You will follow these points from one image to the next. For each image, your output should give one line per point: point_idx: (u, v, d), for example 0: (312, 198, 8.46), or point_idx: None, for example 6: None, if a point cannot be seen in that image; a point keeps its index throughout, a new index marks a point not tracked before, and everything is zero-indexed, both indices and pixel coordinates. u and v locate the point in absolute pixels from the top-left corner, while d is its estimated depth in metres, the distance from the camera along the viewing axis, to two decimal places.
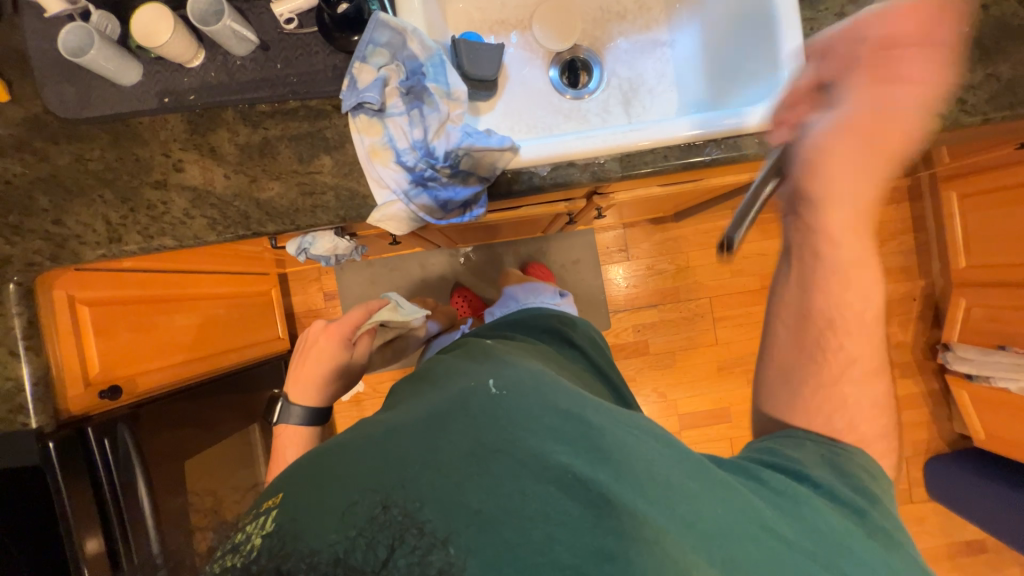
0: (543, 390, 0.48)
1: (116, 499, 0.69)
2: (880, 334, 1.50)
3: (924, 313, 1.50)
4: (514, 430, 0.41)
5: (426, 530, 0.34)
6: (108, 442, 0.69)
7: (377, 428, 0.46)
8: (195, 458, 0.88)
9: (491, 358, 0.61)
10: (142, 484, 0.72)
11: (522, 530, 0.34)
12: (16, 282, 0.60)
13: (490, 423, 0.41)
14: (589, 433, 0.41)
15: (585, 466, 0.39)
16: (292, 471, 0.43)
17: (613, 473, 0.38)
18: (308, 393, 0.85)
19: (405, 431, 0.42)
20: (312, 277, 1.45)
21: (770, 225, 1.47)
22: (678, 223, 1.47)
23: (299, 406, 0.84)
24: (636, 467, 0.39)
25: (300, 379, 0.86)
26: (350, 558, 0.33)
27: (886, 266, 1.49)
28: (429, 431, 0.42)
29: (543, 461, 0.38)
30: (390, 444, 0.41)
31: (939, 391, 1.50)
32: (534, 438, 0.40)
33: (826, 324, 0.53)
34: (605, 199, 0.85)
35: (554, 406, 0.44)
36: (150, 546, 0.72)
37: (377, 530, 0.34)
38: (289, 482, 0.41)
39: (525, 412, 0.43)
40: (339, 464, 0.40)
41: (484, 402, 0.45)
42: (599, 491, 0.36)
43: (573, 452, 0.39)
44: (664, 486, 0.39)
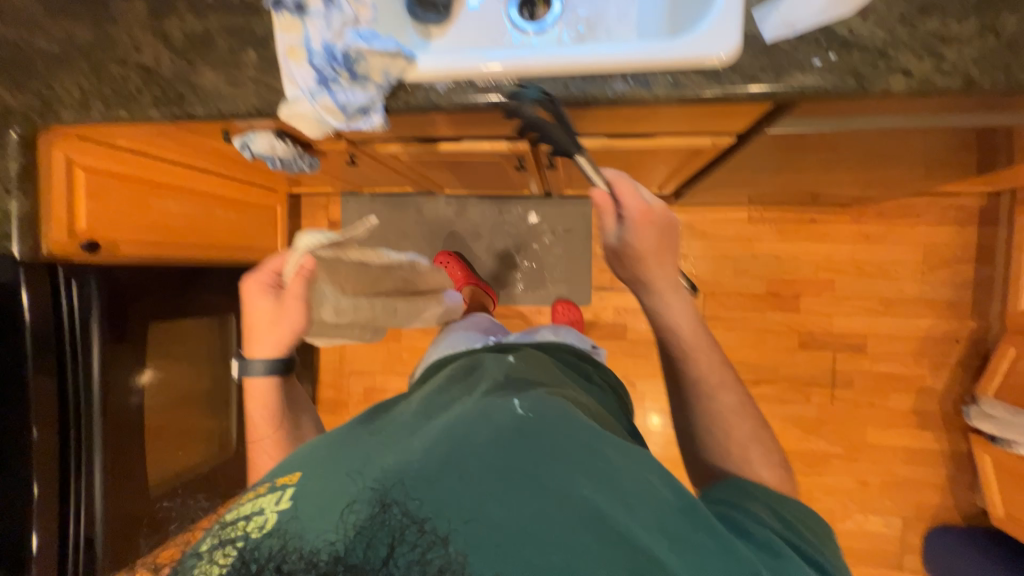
0: (562, 416, 0.51)
1: (75, 329, 0.84)
2: (902, 372, 1.30)
3: (966, 359, 1.27)
4: (525, 452, 0.45)
5: (425, 529, 0.38)
6: (74, 284, 0.84)
7: (379, 437, 0.53)
8: (158, 325, 1.02)
9: (491, 383, 0.64)
10: (95, 326, 0.87)
11: (519, 547, 0.38)
12: (17, 131, 0.73)
13: (501, 442, 0.46)
14: (606, 466, 0.45)
15: (590, 495, 0.42)
16: (292, 461, 0.49)
17: (606, 503, 0.42)
18: (265, 344, 0.69)
19: (420, 442, 0.48)
20: (322, 204, 1.57)
21: (790, 227, 1.33)
22: (684, 209, 1.37)
23: (260, 357, 0.69)
24: (625, 504, 0.42)
25: (251, 333, 0.69)
26: (349, 556, 0.37)
27: (928, 296, 1.28)
28: (452, 447, 0.46)
29: (545, 481, 0.42)
30: (394, 453, 0.47)
31: (965, 454, 1.27)
32: (559, 467, 0.43)
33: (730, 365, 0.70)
34: (548, 144, 0.82)
35: (575, 435, 0.48)
36: (89, 377, 0.86)
37: (376, 526, 0.39)
38: (304, 467, 0.47)
39: (548, 439, 0.46)
40: (338, 467, 0.46)
41: (503, 420, 0.50)
42: (608, 524, 0.40)
43: (580, 483, 0.43)
44: (649, 524, 0.42)
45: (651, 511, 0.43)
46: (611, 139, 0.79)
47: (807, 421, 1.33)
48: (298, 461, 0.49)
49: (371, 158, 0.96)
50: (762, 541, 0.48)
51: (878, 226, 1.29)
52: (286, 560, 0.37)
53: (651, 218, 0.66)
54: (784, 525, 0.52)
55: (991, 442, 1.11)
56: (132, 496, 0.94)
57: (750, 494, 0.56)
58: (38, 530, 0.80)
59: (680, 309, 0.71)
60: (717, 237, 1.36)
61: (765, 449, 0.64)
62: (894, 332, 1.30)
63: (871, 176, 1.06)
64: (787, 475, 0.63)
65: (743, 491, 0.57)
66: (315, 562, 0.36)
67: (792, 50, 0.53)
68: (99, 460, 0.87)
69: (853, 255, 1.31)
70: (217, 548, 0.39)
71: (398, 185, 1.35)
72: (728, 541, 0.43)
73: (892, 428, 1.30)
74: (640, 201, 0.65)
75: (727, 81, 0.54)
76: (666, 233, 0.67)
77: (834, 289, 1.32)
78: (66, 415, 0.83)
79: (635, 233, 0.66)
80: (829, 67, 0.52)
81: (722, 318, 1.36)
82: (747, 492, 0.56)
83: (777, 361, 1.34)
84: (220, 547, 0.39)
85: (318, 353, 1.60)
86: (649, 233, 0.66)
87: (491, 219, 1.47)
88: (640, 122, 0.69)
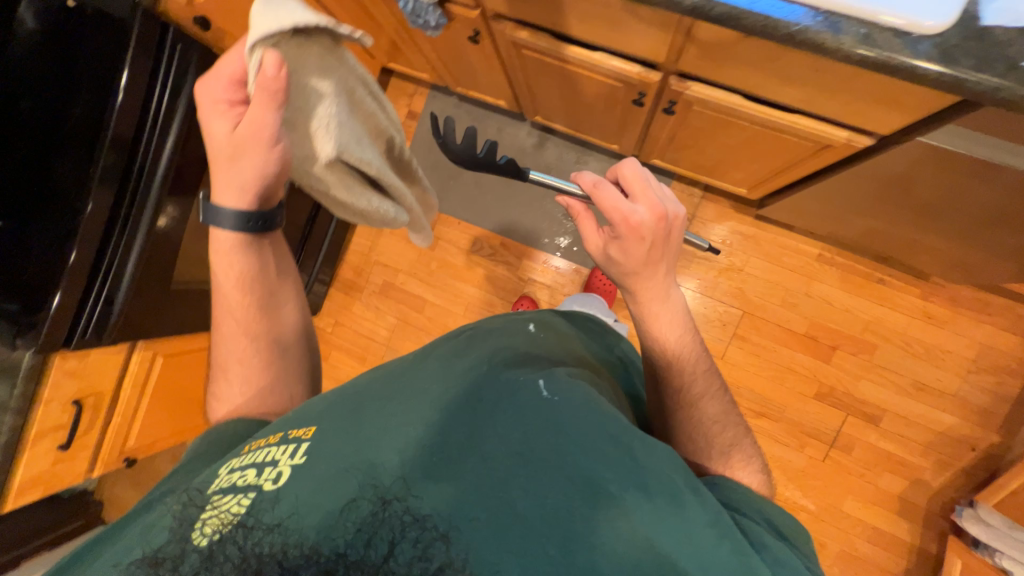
0: (586, 394, 0.48)
1: (163, 97, 0.81)
2: (904, 457, 1.27)
3: (974, 469, 1.24)
4: (539, 458, 0.43)
5: (426, 526, 0.39)
6: (179, 50, 0.80)
7: (382, 397, 0.50)
8: None
9: (510, 340, 0.59)
10: (183, 102, 0.83)
11: (540, 552, 0.38)
12: None
13: (516, 441, 0.44)
14: (620, 457, 0.43)
15: (605, 497, 0.41)
16: (305, 411, 0.51)
17: (630, 513, 0.40)
18: (227, 189, 0.58)
19: (426, 419, 0.46)
20: (409, 92, 1.56)
21: (855, 279, 1.29)
22: (758, 223, 1.33)
23: (226, 206, 0.59)
24: (648, 514, 0.41)
25: (214, 172, 0.58)
26: (349, 552, 0.38)
27: (963, 396, 1.24)
28: (457, 439, 0.44)
29: (563, 488, 0.41)
30: (400, 425, 0.46)
31: (933, 557, 1.25)
32: (572, 464, 0.42)
33: (705, 367, 0.64)
34: (681, 83, 0.80)
35: (597, 420, 0.45)
36: (162, 151, 0.83)
37: (377, 521, 0.39)
38: (318, 421, 0.48)
39: (566, 427, 0.44)
40: (344, 436, 0.46)
41: (527, 406, 0.46)
42: (621, 515, 0.40)
43: (605, 478, 0.42)
44: (675, 536, 0.40)
45: (677, 523, 0.41)
46: (743, 99, 0.78)
47: (793, 469, 1.31)
48: (315, 412, 0.50)
49: (494, 43, 0.95)
50: (781, 559, 0.43)
51: (943, 310, 1.25)
52: (287, 555, 0.38)
53: (641, 234, 0.57)
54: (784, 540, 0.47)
55: (970, 548, 1.13)
56: (154, 287, 0.94)
57: (755, 507, 0.50)
58: (62, 292, 0.81)
59: (667, 307, 0.63)
60: (779, 263, 1.32)
61: (745, 453, 0.59)
62: (914, 417, 1.27)
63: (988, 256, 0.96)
64: (767, 479, 0.59)
65: (750, 502, 0.50)
66: (316, 553, 0.38)
67: (1005, 43, 0.54)
68: (142, 234, 0.86)
69: (906, 329, 1.27)
70: (236, 501, 0.42)
71: (493, 96, 1.32)
72: (750, 562, 0.40)
73: (871, 506, 1.29)
74: (628, 214, 0.57)
75: (920, 52, 0.54)
76: (660, 247, 0.59)
77: (873, 354, 1.28)
78: (128, 173, 0.82)
79: (621, 246, 0.59)
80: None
81: (751, 342, 1.33)
82: (751, 503, 0.50)
83: (788, 402, 1.32)
84: (240, 502, 0.41)
85: (351, 233, 1.60)
86: (640, 250, 0.59)
87: (566, 164, 1.42)
88: (789, 82, 0.68)
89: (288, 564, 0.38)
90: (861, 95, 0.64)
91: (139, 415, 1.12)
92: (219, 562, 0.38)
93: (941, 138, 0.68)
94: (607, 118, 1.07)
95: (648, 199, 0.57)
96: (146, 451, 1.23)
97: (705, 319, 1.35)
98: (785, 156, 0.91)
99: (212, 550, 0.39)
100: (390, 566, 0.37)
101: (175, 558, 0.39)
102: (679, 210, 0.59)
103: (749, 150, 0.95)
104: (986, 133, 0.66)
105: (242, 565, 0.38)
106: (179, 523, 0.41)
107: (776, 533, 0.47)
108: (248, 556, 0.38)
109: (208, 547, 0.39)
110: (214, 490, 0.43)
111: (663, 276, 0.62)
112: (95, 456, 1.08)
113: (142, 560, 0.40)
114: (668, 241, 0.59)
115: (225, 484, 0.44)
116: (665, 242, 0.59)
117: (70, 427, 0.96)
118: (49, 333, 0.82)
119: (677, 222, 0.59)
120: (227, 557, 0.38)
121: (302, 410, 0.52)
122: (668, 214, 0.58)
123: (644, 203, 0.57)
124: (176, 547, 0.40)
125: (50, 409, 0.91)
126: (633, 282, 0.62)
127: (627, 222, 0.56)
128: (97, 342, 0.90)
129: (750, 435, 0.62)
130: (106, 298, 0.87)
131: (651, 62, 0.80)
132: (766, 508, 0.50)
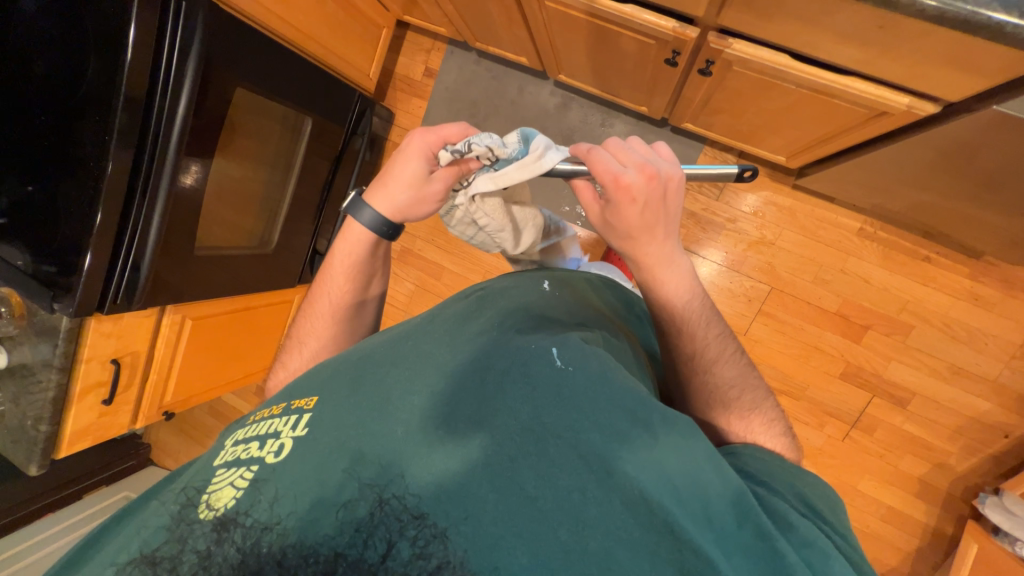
0: (602, 367, 0.46)
1: (173, 56, 0.79)
2: (929, 441, 1.24)
3: (1004, 456, 1.19)
4: (543, 446, 0.41)
5: (424, 523, 0.39)
6: (184, 8, 0.77)
7: (387, 361, 0.51)
8: (245, 91, 0.95)
9: (520, 310, 0.57)
10: (191, 63, 0.80)
11: (549, 545, 0.37)
12: None
13: (522, 425, 0.42)
14: (629, 434, 0.42)
15: (615, 475, 0.40)
16: (308, 381, 0.52)
17: (647, 491, 0.40)
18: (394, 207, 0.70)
19: (430, 396, 0.46)
20: (426, 47, 1.48)
21: (898, 256, 1.20)
22: (794, 194, 1.24)
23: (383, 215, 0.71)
24: (666, 489, 0.40)
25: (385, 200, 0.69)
26: (349, 551, 0.38)
27: (1003, 382, 1.18)
28: (460, 419, 0.44)
29: (570, 476, 0.40)
30: (401, 407, 0.45)
31: (947, 538, 1.24)
32: (578, 442, 0.41)
33: (721, 328, 0.63)
34: (720, 39, 0.72)
35: (609, 394, 0.44)
36: (176, 116, 0.82)
37: (375, 522, 0.39)
38: (320, 391, 0.49)
39: (575, 403, 0.44)
40: (343, 420, 0.45)
41: (539, 375, 0.45)
42: (630, 493, 0.39)
43: (617, 456, 0.41)
44: (692, 512, 0.39)
45: (697, 502, 0.40)
46: (790, 60, 0.70)
47: (809, 447, 1.30)
48: (317, 381, 0.51)
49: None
50: (805, 537, 0.41)
51: (993, 291, 1.16)
52: (286, 555, 0.38)
53: (633, 196, 0.53)
54: (804, 504, 0.47)
55: (990, 533, 1.11)
56: (177, 249, 0.96)
57: (774, 473, 0.50)
58: (90, 254, 0.83)
59: (676, 268, 0.60)
60: (815, 237, 1.24)
61: (766, 415, 0.59)
62: (945, 401, 1.22)
63: None
64: (792, 441, 0.59)
65: (773, 471, 0.50)
66: (316, 551, 0.38)
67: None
68: (162, 197, 0.86)
69: (949, 310, 1.19)
70: (239, 475, 0.43)
71: (513, 52, 1.24)
72: (771, 541, 0.39)
73: (888, 486, 1.27)
74: (617, 175, 0.53)
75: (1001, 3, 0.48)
76: (654, 209, 0.55)
77: (908, 336, 1.22)
78: (145, 136, 0.82)
79: (615, 210, 0.55)
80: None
81: (777, 319, 1.29)
82: (773, 470, 0.50)
83: (810, 381, 1.29)
84: (242, 476, 0.43)
85: None
86: (634, 211, 0.55)
87: (590, 127, 1.34)
88: (842, 40, 0.60)
89: (286, 564, 0.38)
90: (928, 58, 0.57)
91: (173, 375, 1.18)
92: (216, 563, 0.39)
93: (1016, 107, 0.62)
94: (636, 78, 0.98)
95: (632, 158, 0.53)
96: (183, 404, 1.31)
97: (729, 294, 1.31)
98: (832, 122, 0.83)
99: (210, 551, 0.40)
100: (389, 565, 0.37)
101: (170, 559, 0.40)
102: (673, 171, 0.55)
103: (790, 116, 0.87)
104: None
105: (238, 564, 0.38)
106: (177, 522, 0.42)
107: (797, 503, 0.47)
108: (247, 556, 0.39)
109: (207, 546, 0.40)
110: (218, 465, 0.45)
111: (667, 240, 0.58)
112: (137, 410, 1.16)
113: (140, 563, 0.41)
114: (664, 203, 0.55)
115: (230, 458, 0.46)
116: (661, 204, 0.55)
117: (110, 383, 1.02)
118: (83, 296, 0.85)
119: (674, 183, 0.55)
120: (224, 560, 0.39)
121: (303, 380, 0.53)
122: (660, 173, 0.54)
123: (634, 164, 0.53)
124: (173, 547, 0.41)
125: (92, 367, 0.97)
126: (635, 251, 0.58)
127: (616, 182, 0.52)
128: (127, 307, 0.94)
129: (769, 392, 0.62)
130: (132, 263, 0.89)
131: (687, 16, 0.72)
132: (782, 482, 0.49)
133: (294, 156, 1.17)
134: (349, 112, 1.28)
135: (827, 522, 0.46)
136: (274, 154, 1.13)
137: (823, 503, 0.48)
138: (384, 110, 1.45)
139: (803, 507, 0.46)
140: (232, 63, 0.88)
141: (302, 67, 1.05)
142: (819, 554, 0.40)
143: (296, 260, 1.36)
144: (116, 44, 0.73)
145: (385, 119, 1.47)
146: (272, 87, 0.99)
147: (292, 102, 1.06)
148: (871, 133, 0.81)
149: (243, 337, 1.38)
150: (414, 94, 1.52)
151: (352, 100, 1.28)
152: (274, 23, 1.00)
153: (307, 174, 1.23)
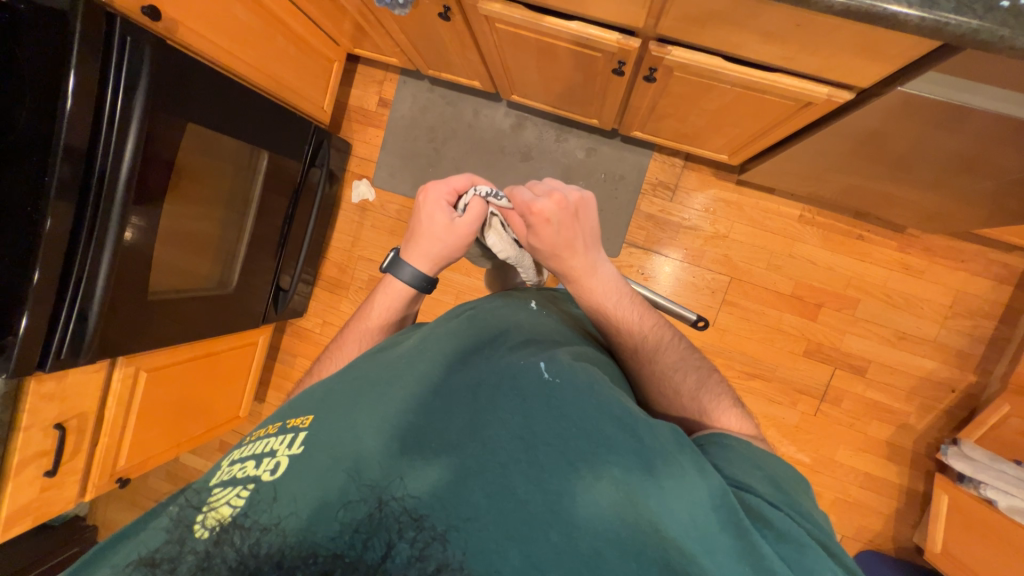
0: (595, 383, 0.47)
1: (118, 94, 0.75)
2: (890, 405, 1.33)
3: (955, 410, 1.30)
4: (534, 452, 0.40)
5: (424, 525, 0.37)
6: (128, 43, 0.74)
7: (383, 375, 0.49)
8: (197, 128, 0.91)
9: (509, 327, 0.58)
10: (139, 99, 0.76)
11: (541, 546, 0.36)
12: None
13: (513, 433, 0.41)
14: (621, 440, 0.42)
15: (608, 476, 0.39)
16: (308, 398, 0.48)
17: (632, 495, 0.39)
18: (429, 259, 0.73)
19: (426, 408, 0.45)
20: (378, 79, 1.51)
21: (837, 238, 1.32)
22: (739, 189, 1.34)
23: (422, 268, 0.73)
24: (651, 491, 0.39)
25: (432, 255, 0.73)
26: (347, 552, 0.36)
27: (943, 342, 1.30)
28: (458, 426, 0.42)
29: (563, 480, 0.39)
30: (390, 421, 0.43)
31: (920, 495, 1.32)
32: (572, 445, 0.41)
33: (661, 320, 0.68)
34: (661, 48, 0.79)
35: (603, 406, 0.44)
36: (122, 154, 0.77)
37: (375, 523, 0.37)
38: (317, 409, 0.46)
39: (568, 407, 0.43)
40: (338, 430, 0.43)
41: (529, 386, 0.45)
42: (622, 495, 0.39)
43: (608, 461, 0.40)
44: (678, 512, 0.38)
45: (683, 503, 0.39)
46: (723, 62, 0.77)
47: (787, 425, 1.36)
48: (315, 398, 0.48)
49: (465, 19, 0.94)
50: (780, 529, 0.41)
51: (920, 260, 1.29)
52: (286, 555, 0.36)
53: (547, 218, 0.62)
54: (782, 491, 0.46)
55: (955, 482, 1.19)
56: (128, 300, 0.89)
57: (750, 461, 0.49)
58: (30, 312, 0.75)
59: (599, 271, 0.66)
60: (763, 227, 1.34)
61: (715, 393, 0.61)
62: (897, 365, 1.32)
63: (950, 213, 1.03)
64: (746, 413, 0.61)
65: (755, 458, 0.50)
66: (315, 551, 0.36)
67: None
68: (110, 248, 0.80)
69: (887, 282, 1.31)
70: (235, 493, 0.39)
71: (466, 77, 1.29)
72: (753, 539, 0.38)
73: (862, 453, 1.34)
74: (532, 203, 0.62)
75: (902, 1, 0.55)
76: (570, 226, 0.63)
77: (856, 309, 1.32)
78: (89, 179, 0.76)
79: (534, 232, 0.64)
80: (1014, 12, 0.54)
81: (740, 307, 1.36)
82: (752, 460, 0.49)
83: (778, 362, 1.36)
84: (239, 494, 0.39)
85: (331, 230, 1.57)
86: (550, 231, 0.63)
87: (546, 143, 1.40)
88: (766, 39, 0.69)
89: (287, 565, 0.35)
90: (841, 48, 0.66)
91: (127, 434, 1.08)
92: (217, 564, 0.36)
93: (920, 87, 0.67)
94: (587, 91, 1.05)
95: (546, 189, 0.63)
96: (139, 469, 1.19)
97: (693, 288, 1.37)
98: (766, 117, 0.91)
99: (209, 552, 0.36)
100: (389, 566, 0.35)
101: (172, 559, 0.36)
102: (585, 194, 0.65)
103: (729, 115, 0.96)
104: (964, 80, 0.65)
105: (237, 566, 0.36)
106: (177, 524, 0.38)
107: (775, 495, 0.45)
108: (247, 557, 0.36)
109: (207, 547, 0.36)
110: (215, 483, 0.41)
111: (589, 247, 0.65)
112: (86, 480, 1.04)
113: (139, 562, 0.37)
114: (578, 220, 0.64)
115: (226, 476, 0.41)
116: (575, 223, 0.64)
117: (55, 452, 0.91)
118: (20, 357, 0.77)
119: (584, 206, 0.64)
120: (224, 562, 0.36)
121: (303, 398, 0.50)
122: (570, 198, 0.63)
123: (548, 194, 0.62)
124: (174, 548, 0.37)
125: (32, 435, 0.86)
126: (558, 264, 0.66)
127: (529, 210, 0.62)
128: (73, 363, 0.85)
129: (739, 396, 0.63)
130: (78, 313, 0.81)
131: (629, 28, 0.79)
132: (766, 468, 0.48)
133: (251, 196, 1.14)
134: (305, 145, 1.27)
135: (807, 511, 0.45)
136: (230, 193, 1.09)
137: (803, 496, 0.48)
138: (341, 142, 1.45)
139: (785, 495, 0.45)
140: (186, 99, 0.86)
141: (257, 102, 1.04)
142: (794, 546, 0.40)
143: (258, 300, 1.30)
144: (55, 82, 0.69)
145: (343, 150, 1.46)
146: (227, 122, 0.97)
147: (247, 136, 1.04)
148: (799, 124, 0.90)
149: (202, 386, 1.28)
150: (370, 124, 1.53)
151: (310, 132, 1.28)
152: (223, 59, 1.00)
153: (264, 208, 1.19)
